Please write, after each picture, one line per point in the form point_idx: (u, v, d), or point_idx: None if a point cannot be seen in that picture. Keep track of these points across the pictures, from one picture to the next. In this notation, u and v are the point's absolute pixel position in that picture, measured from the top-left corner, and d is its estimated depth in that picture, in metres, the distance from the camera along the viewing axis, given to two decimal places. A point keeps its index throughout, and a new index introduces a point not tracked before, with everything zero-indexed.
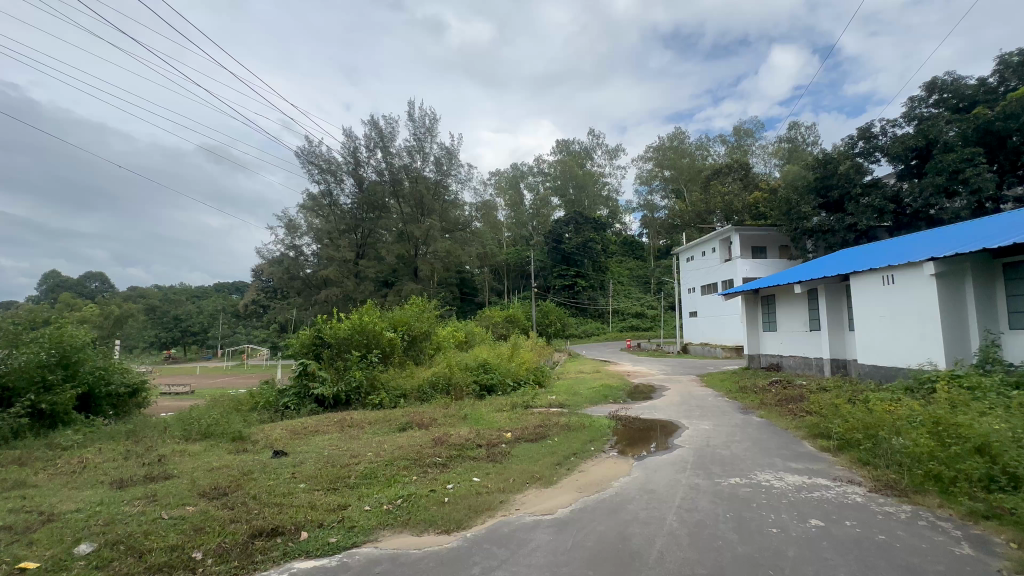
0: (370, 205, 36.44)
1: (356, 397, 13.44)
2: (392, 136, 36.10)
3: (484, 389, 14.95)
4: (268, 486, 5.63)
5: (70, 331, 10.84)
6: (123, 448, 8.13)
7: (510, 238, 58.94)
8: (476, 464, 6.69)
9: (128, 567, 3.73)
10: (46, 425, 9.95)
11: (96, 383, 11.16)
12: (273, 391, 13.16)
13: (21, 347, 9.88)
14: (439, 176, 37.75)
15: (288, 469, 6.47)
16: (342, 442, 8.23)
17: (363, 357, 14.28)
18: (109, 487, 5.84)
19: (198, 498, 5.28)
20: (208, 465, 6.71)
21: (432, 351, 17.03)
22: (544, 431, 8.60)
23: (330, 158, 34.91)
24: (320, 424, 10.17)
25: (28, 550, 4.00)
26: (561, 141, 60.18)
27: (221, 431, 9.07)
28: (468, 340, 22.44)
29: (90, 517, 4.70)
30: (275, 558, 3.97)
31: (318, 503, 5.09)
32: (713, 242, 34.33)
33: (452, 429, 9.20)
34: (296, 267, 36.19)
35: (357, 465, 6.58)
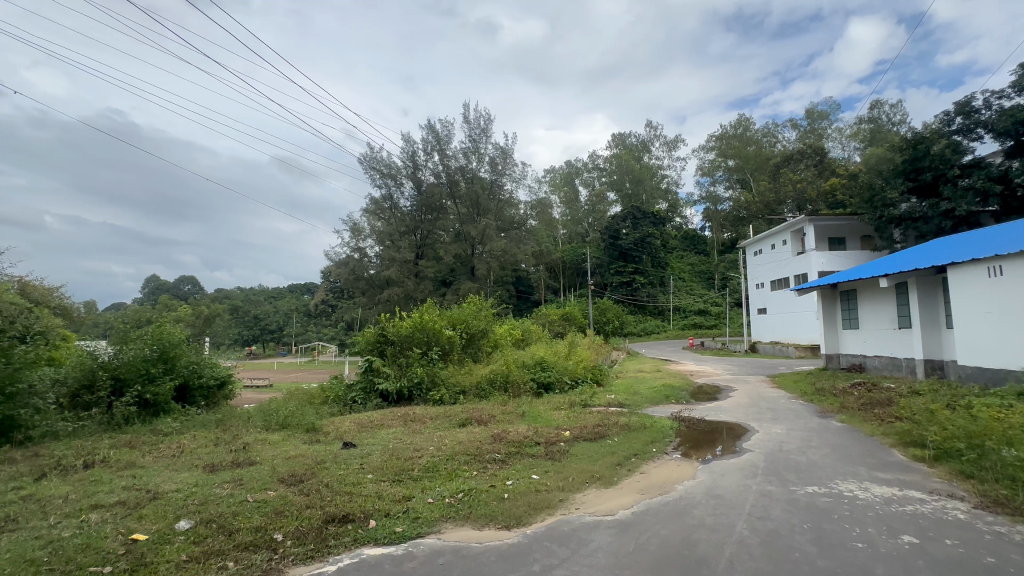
0: (428, 207, 37.55)
1: (418, 393, 13.84)
2: (448, 139, 37.00)
3: (541, 386, 14.98)
4: (339, 475, 5.97)
5: (168, 329, 12.04)
6: (213, 435, 8.95)
7: (565, 236, 58.46)
8: (535, 461, 6.72)
9: (220, 544, 4.09)
10: (151, 413, 11.13)
11: (191, 376, 12.20)
12: (342, 386, 13.93)
13: (129, 342, 11.23)
14: (494, 177, 38.28)
15: (357, 460, 6.82)
16: (406, 436, 8.54)
17: (423, 355, 14.75)
18: (203, 470, 6.48)
19: (278, 483, 5.71)
20: (286, 454, 7.23)
21: (489, 349, 17.29)
22: (604, 431, 8.47)
23: (390, 163, 36.37)
24: (386, 418, 10.64)
25: (139, 524, 4.51)
26: (616, 135, 58.73)
27: (297, 422, 9.75)
28: (524, 338, 22.51)
29: (187, 497, 5.22)
30: (346, 544, 4.20)
31: (384, 493, 5.34)
32: (783, 234, 32.15)
33: (511, 426, 9.30)
34: (361, 268, 37.11)
35: (420, 458, 6.83)
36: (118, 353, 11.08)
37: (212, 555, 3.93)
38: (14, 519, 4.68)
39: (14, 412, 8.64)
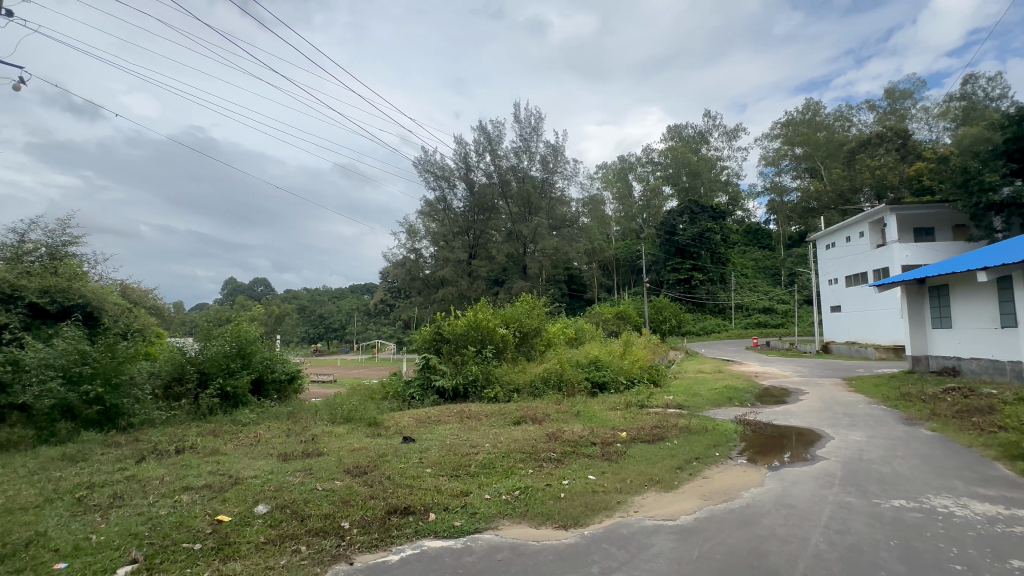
0: (481, 207, 38.08)
1: (473, 390, 14.08)
2: (499, 139, 37.37)
3: (596, 386, 14.77)
4: (400, 469, 6.20)
5: (245, 327, 13.05)
6: (285, 426, 9.58)
7: (618, 233, 57.09)
8: (591, 461, 6.63)
9: (293, 529, 4.36)
10: (231, 405, 12.07)
11: (264, 370, 13.10)
12: (400, 382, 14.39)
13: (212, 339, 12.29)
14: (546, 175, 38.31)
15: (416, 454, 7.04)
16: (463, 433, 8.71)
17: (478, 353, 14.99)
18: (277, 458, 6.95)
19: (344, 474, 6.01)
20: (350, 446, 7.59)
21: (542, 347, 17.25)
22: (662, 433, 8.21)
23: (444, 165, 37.23)
24: (443, 414, 10.90)
25: (224, 506, 4.91)
26: (672, 127, 56.70)
27: (360, 416, 10.23)
28: (578, 337, 22.26)
29: (264, 483, 5.62)
30: (408, 535, 4.34)
31: (443, 488, 5.48)
32: (860, 225, 29.73)
33: (566, 425, 9.22)
34: (416, 268, 38.45)
35: (476, 454, 6.95)
36: (202, 349, 12.11)
37: (286, 539, 4.19)
38: (121, 496, 5.25)
39: (119, 401, 9.70)
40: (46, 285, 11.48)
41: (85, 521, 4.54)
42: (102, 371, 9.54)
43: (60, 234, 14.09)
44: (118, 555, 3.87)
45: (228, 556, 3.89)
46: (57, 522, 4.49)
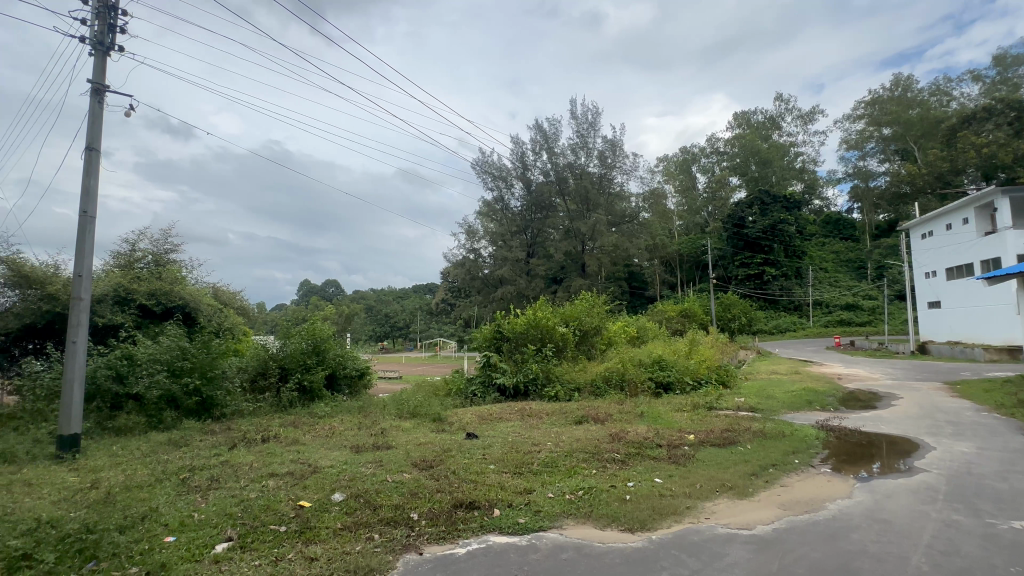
0: (538, 206, 38.06)
1: (534, 388, 14.10)
2: (556, 137, 37.26)
3: (660, 386, 14.31)
4: (464, 464, 6.33)
5: (319, 326, 13.96)
6: (357, 420, 10.12)
7: (682, 228, 54.37)
8: (657, 464, 6.42)
9: (367, 517, 4.60)
10: (308, 398, 12.93)
11: (337, 366, 13.92)
12: (462, 379, 14.69)
13: (291, 337, 13.30)
14: (604, 171, 37.72)
15: (479, 450, 7.16)
16: (525, 431, 8.76)
17: (538, 351, 15.02)
18: (351, 450, 7.36)
19: (412, 467, 6.25)
20: (417, 441, 7.88)
21: (603, 346, 16.96)
22: (733, 437, 7.79)
23: (501, 166, 37.64)
24: (504, 412, 11.01)
25: (305, 492, 5.26)
26: (739, 114, 53.63)
27: (425, 412, 10.60)
28: (640, 336, 21.64)
29: (340, 473, 5.97)
30: (474, 529, 4.43)
31: (506, 484, 5.53)
32: (963, 211, 26.58)
33: (629, 426, 9.00)
34: (476, 268, 38.30)
35: (538, 452, 6.96)
36: (282, 346, 13.11)
37: (360, 527, 4.41)
38: (216, 480, 5.78)
39: (213, 393, 10.69)
40: (153, 288, 12.89)
41: (189, 500, 5.06)
42: (200, 366, 10.57)
43: (163, 243, 15.77)
44: (216, 532, 4.27)
45: (310, 539, 4.17)
46: (166, 499, 5.04)
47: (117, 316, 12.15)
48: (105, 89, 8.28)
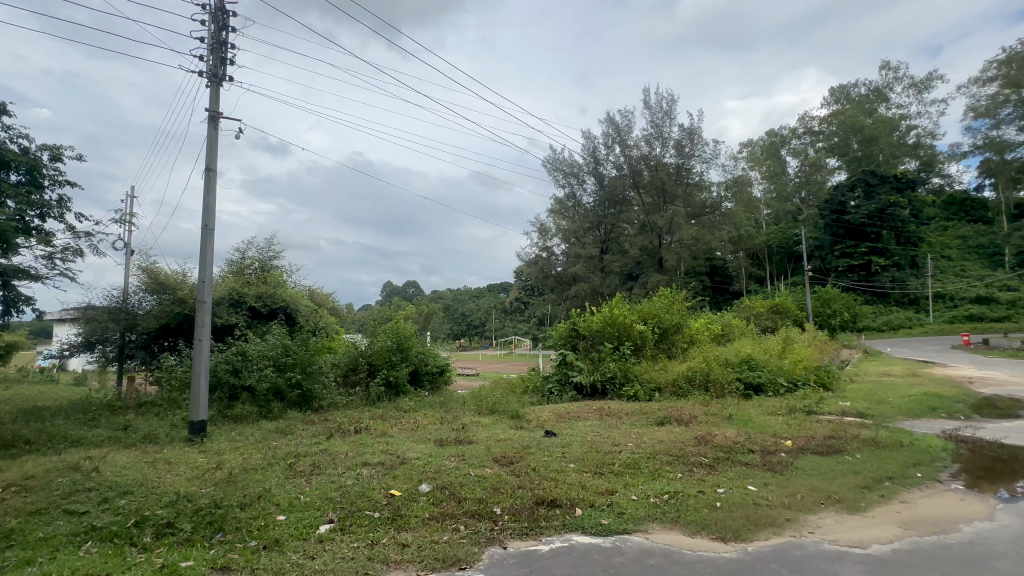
0: (612, 201, 37.14)
1: (612, 387, 13.81)
2: (629, 129, 36.25)
3: (749, 387, 13.41)
4: (543, 462, 6.34)
5: (403, 325, 14.76)
6: (439, 415, 10.54)
7: (770, 217, 50.39)
8: (750, 471, 5.99)
9: (452, 508, 4.77)
10: (394, 393, 13.68)
11: (420, 364, 14.60)
12: (539, 377, 14.72)
13: (377, 336, 14.22)
14: (681, 161, 36.00)
15: (558, 449, 7.12)
16: (604, 430, 8.60)
17: (615, 349, 14.69)
18: (434, 443, 7.68)
19: (493, 462, 6.40)
20: (497, 437, 8.05)
21: (685, 344, 16.24)
22: (839, 445, 7.06)
23: (573, 162, 37.30)
24: (582, 410, 10.89)
25: (395, 482, 5.57)
26: (836, 88, 48.64)
27: (503, 409, 10.80)
28: (725, 334, 20.37)
29: (425, 465, 6.25)
30: (556, 527, 4.43)
31: (588, 484, 5.46)
32: None
33: (717, 429, 8.51)
34: (549, 266, 38.13)
35: (619, 453, 6.78)
36: (370, 344, 14.03)
37: (446, 518, 4.58)
38: (317, 466, 6.31)
39: (312, 387, 11.66)
40: (260, 291, 14.37)
41: (296, 483, 5.57)
42: (300, 361, 11.61)
43: (267, 251, 17.50)
44: (319, 514, 4.65)
45: (401, 526, 4.41)
46: (277, 482, 5.60)
47: (232, 317, 13.70)
48: (219, 115, 9.33)
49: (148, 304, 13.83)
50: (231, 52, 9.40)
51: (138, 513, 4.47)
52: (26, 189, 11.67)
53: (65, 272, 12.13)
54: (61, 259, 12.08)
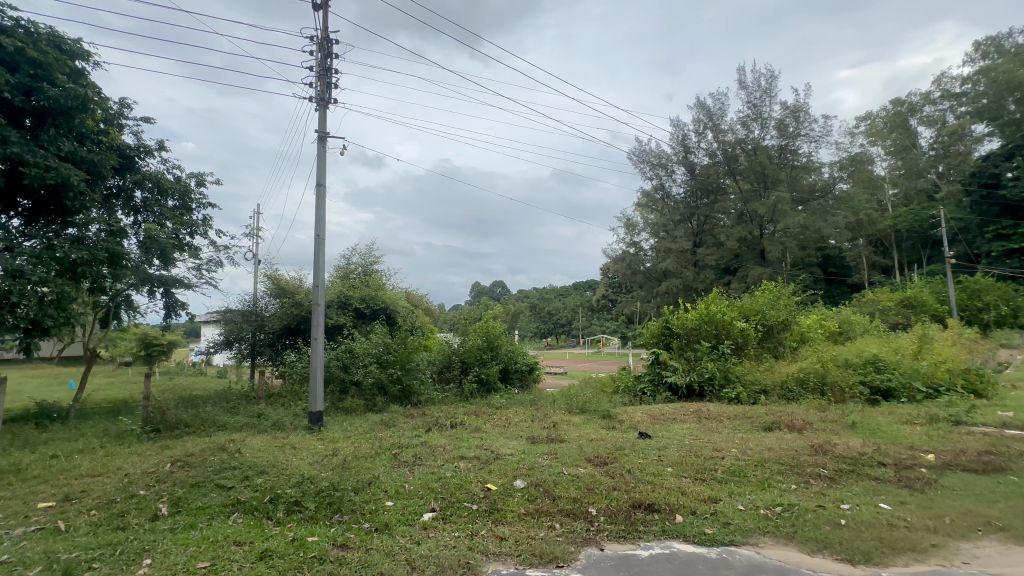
0: (704, 190, 34.92)
1: (710, 389, 13.04)
2: (722, 112, 33.86)
3: (876, 393, 11.89)
4: (639, 464, 6.15)
5: (492, 324, 15.22)
6: (530, 412, 10.68)
7: (897, 197, 44.04)
8: (882, 487, 5.29)
9: (547, 506, 4.80)
10: (486, 390, 14.12)
11: (509, 361, 14.92)
12: (630, 377, 14.22)
13: (468, 334, 14.83)
14: (784, 142, 32.83)
15: (654, 451, 6.87)
16: (703, 434, 8.12)
17: (713, 349, 13.81)
18: (527, 441, 7.77)
19: (586, 462, 6.33)
20: (589, 436, 7.96)
21: (794, 344, 14.85)
22: (999, 462, 5.97)
23: (660, 152, 35.70)
24: (678, 412, 10.40)
25: (491, 477, 5.73)
26: (983, 40, 41.14)
27: (594, 408, 10.63)
28: (843, 332, 18.18)
29: (520, 461, 6.37)
30: (655, 532, 4.27)
31: (687, 490, 5.19)
32: None
33: (837, 437, 7.65)
34: (636, 261, 36.81)
35: (722, 459, 6.35)
36: (462, 342, 14.64)
37: (542, 515, 4.62)
38: (419, 457, 6.72)
39: (411, 382, 12.43)
40: (364, 294, 15.65)
41: (400, 472, 5.97)
42: (400, 359, 12.45)
43: (368, 257, 18.98)
44: (422, 502, 4.95)
45: (498, 520, 4.54)
46: (385, 470, 6.03)
47: (340, 318, 15.06)
48: (327, 135, 10.32)
49: (273, 306, 15.74)
50: (335, 76, 10.34)
51: (272, 491, 5.09)
52: (180, 211, 13.83)
53: (209, 280, 14.19)
54: (206, 269, 14.15)
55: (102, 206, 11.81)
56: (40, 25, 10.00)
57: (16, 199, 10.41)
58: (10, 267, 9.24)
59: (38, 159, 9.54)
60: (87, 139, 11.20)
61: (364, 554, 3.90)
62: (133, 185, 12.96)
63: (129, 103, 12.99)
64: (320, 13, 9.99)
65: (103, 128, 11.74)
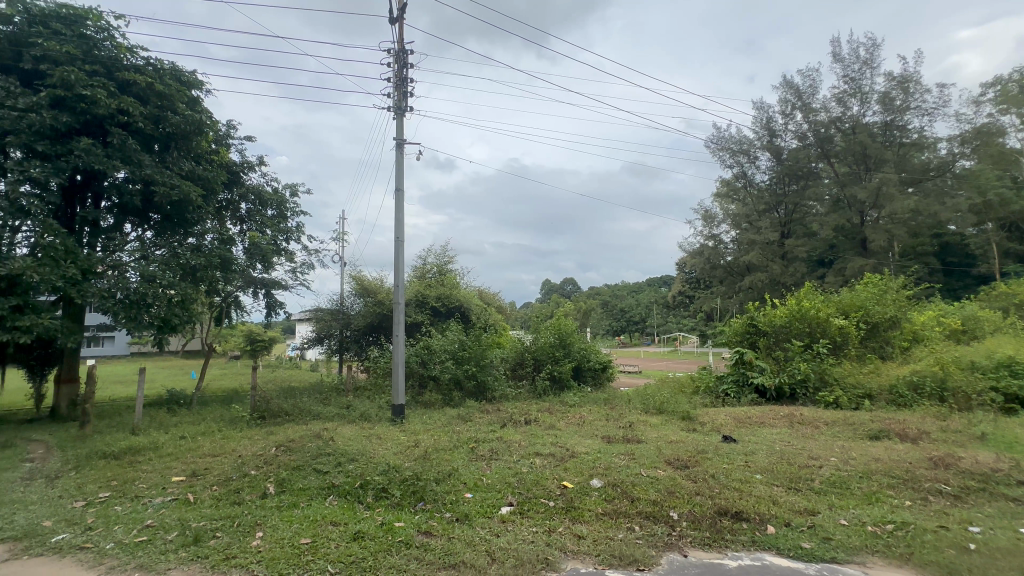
0: (793, 176, 32.22)
1: (804, 392, 12.01)
2: (813, 90, 31.01)
3: (1011, 400, 10.30)
4: (724, 469, 5.83)
5: (564, 321, 15.15)
6: (605, 411, 10.52)
7: None
8: (1021, 509, 4.57)
9: (625, 508, 4.68)
10: (560, 387, 14.12)
11: (582, 359, 14.77)
12: (712, 377, 13.45)
13: (540, 332, 14.88)
14: (889, 117, 29.32)
15: (740, 457, 6.44)
16: (796, 440, 7.52)
17: (807, 348, 12.70)
18: (602, 440, 7.67)
19: (666, 464, 6.11)
20: (668, 437, 7.68)
21: (904, 344, 13.30)
22: None
23: (741, 138, 33.52)
24: (767, 415, 9.70)
25: (567, 475, 5.71)
26: None
27: (673, 409, 10.25)
28: (967, 330, 15.89)
29: (595, 460, 6.28)
30: (744, 542, 4.03)
31: (780, 500, 4.83)
32: None
33: (962, 450, 6.74)
34: (716, 255, 34.77)
35: (820, 468, 5.82)
36: (534, 340, 14.70)
37: (621, 516, 4.54)
38: (495, 452, 6.86)
39: (486, 378, 12.74)
40: (440, 293, 16.29)
41: (478, 466, 6.15)
42: (474, 355, 12.82)
43: (443, 257, 19.71)
44: (499, 496, 5.05)
45: (576, 518, 4.51)
46: (463, 463, 6.24)
47: (418, 315, 15.83)
48: (404, 142, 10.84)
49: (358, 305, 16.83)
50: (410, 85, 10.81)
51: (362, 477, 5.47)
52: (278, 220, 15.26)
53: (303, 282, 15.53)
54: (300, 271, 15.49)
55: (215, 218, 13.34)
56: (164, 62, 11.49)
57: (149, 215, 12.03)
58: (145, 273, 10.76)
59: (165, 179, 11.00)
60: (202, 159, 12.68)
61: (446, 543, 4.06)
62: (239, 198, 14.47)
63: (235, 124, 14.53)
64: (396, 26, 10.51)
65: (214, 148, 13.22)
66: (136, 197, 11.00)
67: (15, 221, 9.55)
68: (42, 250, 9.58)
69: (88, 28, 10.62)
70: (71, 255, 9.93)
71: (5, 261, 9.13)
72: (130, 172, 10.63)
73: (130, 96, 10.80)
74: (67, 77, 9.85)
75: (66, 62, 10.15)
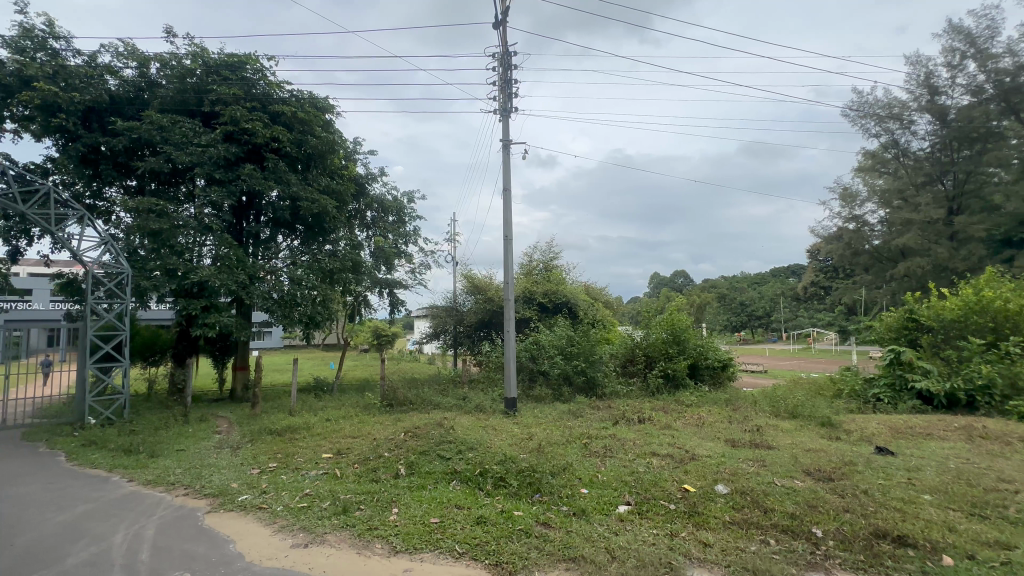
0: (964, 138, 26.72)
1: (986, 400, 9.96)
2: (992, 32, 25.42)
3: None
4: (879, 485, 5.07)
5: (677, 316, 14.31)
6: (727, 413, 9.73)
7: None
8: None
9: (756, 518, 4.31)
10: (674, 385, 13.42)
11: (699, 356, 13.84)
12: (859, 379, 11.67)
13: (651, 328, 14.25)
14: None
15: (901, 473, 5.54)
16: (978, 457, 6.26)
17: (990, 347, 10.47)
18: (725, 443, 7.12)
19: (804, 474, 5.49)
20: (805, 445, 6.87)
21: None
22: None
23: (891, 101, 28.73)
24: (934, 426, 8.19)
25: (687, 477, 5.42)
26: None
27: (809, 414, 9.17)
28: None
29: (719, 464, 5.88)
30: (910, 571, 3.48)
31: (959, 527, 4.06)
32: None
33: None
34: (859, 239, 30.24)
35: (1014, 494, 4.79)
36: (645, 336, 14.13)
37: (751, 526, 4.19)
38: (609, 449, 6.75)
39: (595, 374, 12.58)
40: (547, 288, 16.45)
41: (592, 462, 6.13)
42: (583, 351, 12.73)
43: (548, 253, 19.87)
44: (616, 494, 4.98)
45: (700, 524, 4.27)
46: (577, 458, 6.24)
47: (526, 311, 16.17)
48: (509, 142, 11.12)
49: (469, 302, 17.72)
50: (514, 86, 11.05)
51: (481, 465, 5.75)
52: (398, 225, 16.66)
53: (420, 281, 16.80)
54: (418, 271, 16.78)
55: (347, 226, 15.01)
56: (304, 92, 13.16)
57: (295, 226, 13.89)
58: (295, 276, 12.51)
59: (308, 194, 12.64)
60: (335, 174, 14.31)
61: (565, 536, 4.11)
62: (366, 207, 16.08)
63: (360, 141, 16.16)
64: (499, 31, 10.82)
65: (344, 164, 14.83)
66: (286, 212, 12.81)
67: (202, 237, 11.67)
68: (221, 259, 11.63)
69: (247, 71, 12.56)
70: (241, 263, 11.91)
71: (196, 269, 11.25)
72: (282, 190, 12.41)
73: (279, 125, 12.58)
74: (235, 114, 11.82)
75: (233, 101, 12.16)
